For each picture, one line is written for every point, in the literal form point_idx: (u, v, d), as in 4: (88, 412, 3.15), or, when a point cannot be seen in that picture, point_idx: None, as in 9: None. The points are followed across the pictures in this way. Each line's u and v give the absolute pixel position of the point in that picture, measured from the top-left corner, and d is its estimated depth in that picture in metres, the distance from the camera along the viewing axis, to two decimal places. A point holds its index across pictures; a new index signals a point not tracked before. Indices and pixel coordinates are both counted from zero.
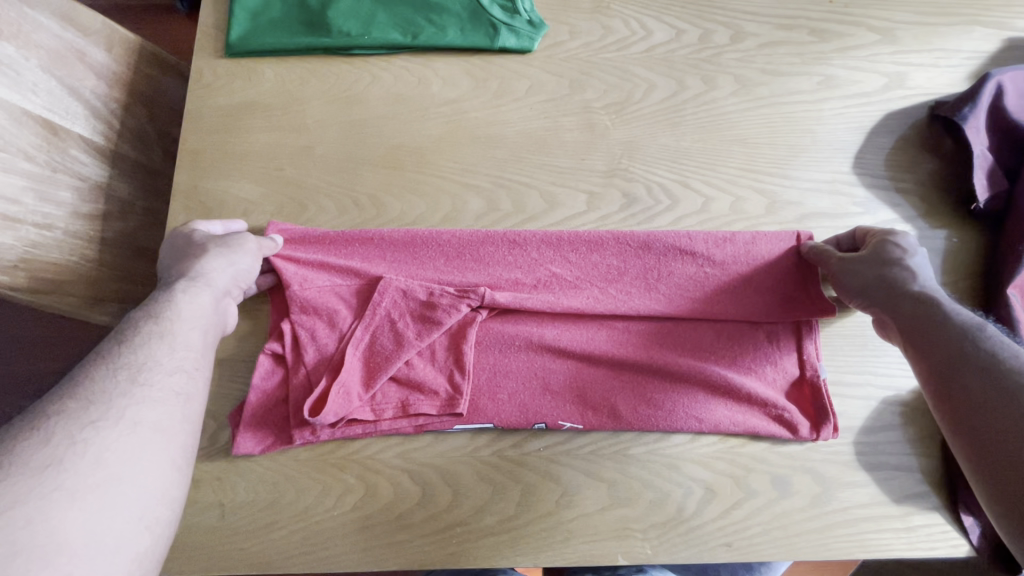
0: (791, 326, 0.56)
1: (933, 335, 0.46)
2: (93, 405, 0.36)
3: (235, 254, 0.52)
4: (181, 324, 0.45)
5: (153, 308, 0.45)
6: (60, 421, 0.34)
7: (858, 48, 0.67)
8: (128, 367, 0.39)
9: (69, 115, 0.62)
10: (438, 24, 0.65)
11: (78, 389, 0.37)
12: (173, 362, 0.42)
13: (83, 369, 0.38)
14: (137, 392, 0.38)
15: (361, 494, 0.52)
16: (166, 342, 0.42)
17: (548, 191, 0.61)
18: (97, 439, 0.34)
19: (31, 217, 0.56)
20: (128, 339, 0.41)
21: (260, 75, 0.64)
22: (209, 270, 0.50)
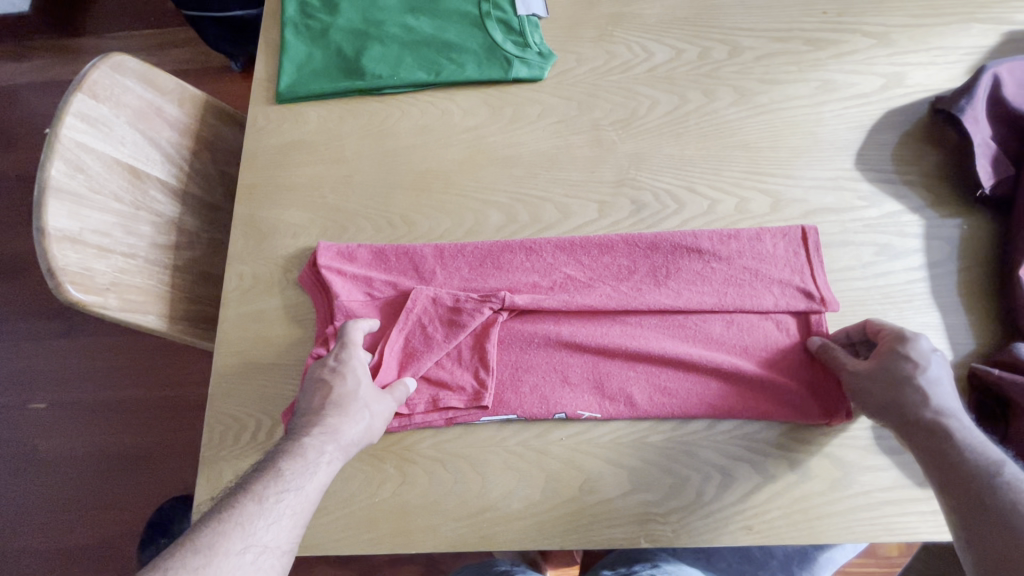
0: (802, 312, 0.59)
1: (950, 454, 0.47)
2: (261, 500, 0.46)
3: (367, 417, 0.53)
4: (315, 471, 0.49)
5: (289, 446, 0.50)
6: (238, 510, 0.45)
7: (854, 53, 0.70)
8: (254, 517, 0.45)
9: (149, 162, 0.73)
10: (458, 61, 0.73)
11: (256, 481, 0.47)
12: (317, 464, 0.49)
13: (266, 461, 0.49)
14: (253, 548, 0.43)
15: (400, 482, 0.57)
16: (292, 496, 0.47)
17: (561, 202, 0.66)
18: (259, 534, 0.44)
19: (119, 248, 0.67)
20: (259, 487, 0.46)
21: (305, 117, 0.73)
22: (344, 421, 0.52)
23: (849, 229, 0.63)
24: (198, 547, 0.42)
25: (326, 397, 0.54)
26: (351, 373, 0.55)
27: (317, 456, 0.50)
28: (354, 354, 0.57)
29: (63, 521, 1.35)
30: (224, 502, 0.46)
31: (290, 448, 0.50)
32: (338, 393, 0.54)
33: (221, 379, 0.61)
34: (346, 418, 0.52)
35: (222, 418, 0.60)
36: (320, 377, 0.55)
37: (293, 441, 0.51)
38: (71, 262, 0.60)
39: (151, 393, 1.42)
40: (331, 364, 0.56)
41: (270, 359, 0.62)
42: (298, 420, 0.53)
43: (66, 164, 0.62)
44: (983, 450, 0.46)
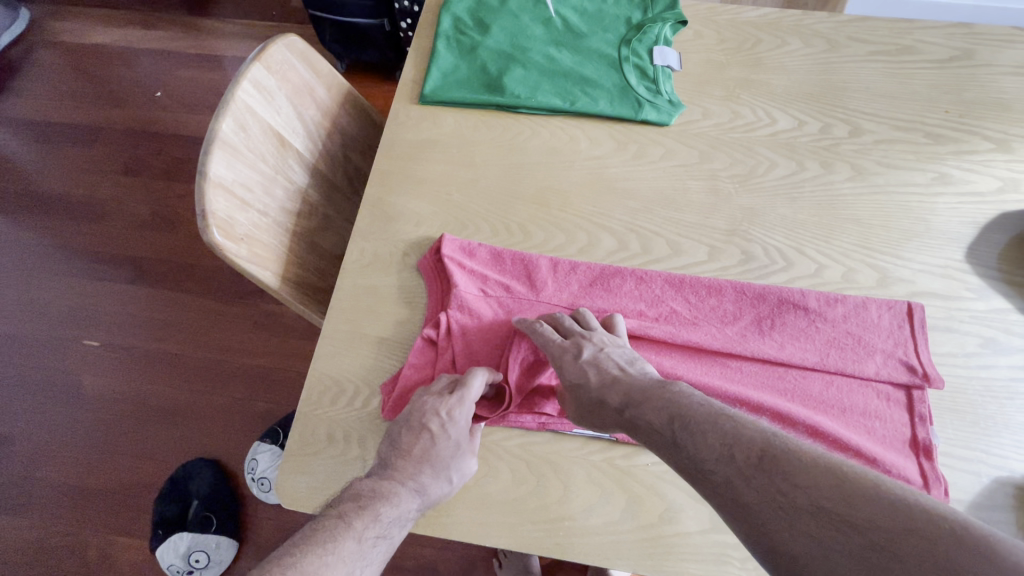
0: (901, 388, 0.60)
1: (720, 489, 0.46)
2: (359, 541, 0.49)
3: (454, 481, 0.55)
4: (404, 523, 0.52)
5: (384, 487, 0.53)
6: (339, 547, 0.48)
7: (973, 153, 0.73)
8: (353, 557, 0.48)
9: (294, 134, 0.79)
10: (592, 95, 0.78)
11: (356, 520, 0.50)
12: (407, 516, 0.53)
13: (364, 499, 0.52)
14: None
15: (483, 474, 0.58)
16: (383, 542, 0.51)
17: (673, 240, 0.69)
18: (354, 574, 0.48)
19: (257, 205, 0.72)
20: (359, 526, 0.50)
21: (442, 120, 0.78)
22: (433, 482, 0.54)
23: (954, 317, 0.64)
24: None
25: (425, 451, 0.56)
26: (454, 436, 0.56)
27: (409, 507, 0.53)
28: (462, 412, 0.56)
29: (90, 459, 1.37)
30: (325, 531, 0.49)
31: (386, 492, 0.53)
32: (435, 453, 0.55)
33: (329, 342, 0.65)
34: (436, 479, 0.54)
35: (324, 379, 0.63)
36: (424, 424, 0.56)
37: (390, 484, 0.54)
38: (220, 209, 0.65)
39: (199, 353, 1.46)
40: (439, 416, 0.56)
41: (376, 332, 0.65)
42: (393, 459, 0.56)
43: (234, 122, 0.68)
44: (740, 479, 0.45)
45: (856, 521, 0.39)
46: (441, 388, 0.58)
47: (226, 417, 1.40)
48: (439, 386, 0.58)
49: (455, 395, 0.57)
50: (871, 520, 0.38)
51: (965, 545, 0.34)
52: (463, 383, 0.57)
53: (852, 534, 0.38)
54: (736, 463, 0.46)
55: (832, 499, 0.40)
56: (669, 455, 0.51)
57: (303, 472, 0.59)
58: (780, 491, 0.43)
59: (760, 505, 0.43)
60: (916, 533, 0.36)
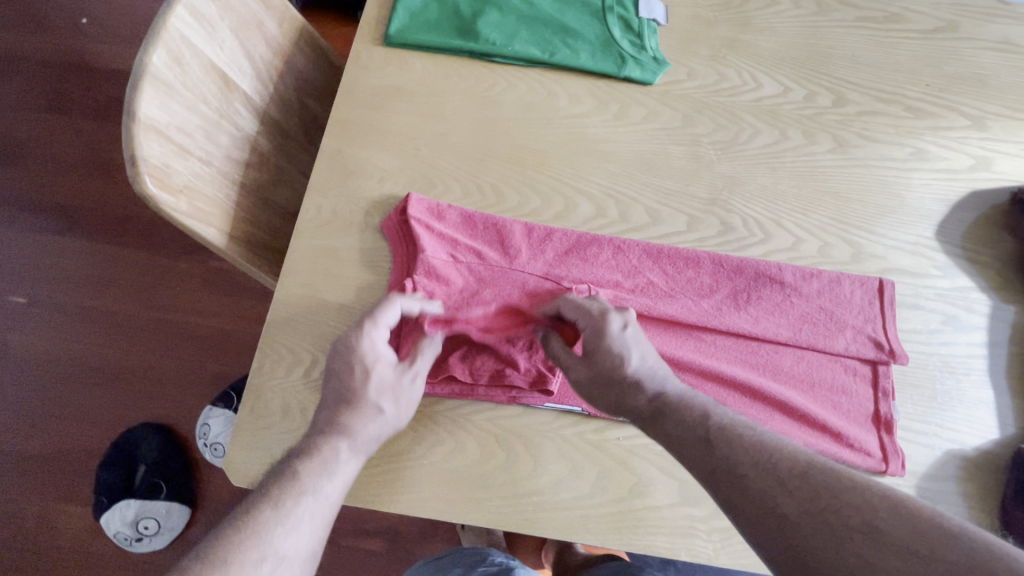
0: (867, 364, 0.61)
1: (747, 498, 0.43)
2: (278, 509, 0.45)
3: (388, 407, 0.52)
4: (334, 474, 0.48)
5: (307, 447, 0.49)
6: (255, 519, 0.43)
7: (949, 129, 0.73)
8: (272, 524, 0.44)
9: (240, 73, 0.70)
10: (573, 46, 0.72)
11: (273, 489, 0.46)
12: (333, 470, 0.48)
13: (283, 467, 0.48)
14: (269, 558, 0.42)
15: (450, 449, 0.55)
16: (310, 501, 0.46)
17: (653, 207, 0.66)
18: (276, 542, 0.43)
19: (197, 152, 0.64)
20: (276, 493, 0.45)
21: (409, 65, 0.71)
22: (361, 418, 0.51)
23: (920, 294, 0.65)
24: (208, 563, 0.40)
25: (345, 398, 0.52)
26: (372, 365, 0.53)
27: (338, 457, 0.49)
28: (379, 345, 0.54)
29: (22, 423, 1.28)
30: (241, 510, 0.44)
31: (307, 450, 0.49)
32: (354, 398, 0.52)
33: (282, 309, 0.59)
34: (361, 412, 0.51)
35: (278, 348, 0.58)
36: (350, 368, 0.52)
37: (313, 442, 0.50)
38: (153, 155, 0.57)
39: (139, 312, 1.35)
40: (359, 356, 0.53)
41: (335, 298, 0.60)
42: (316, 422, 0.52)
43: (167, 54, 0.59)
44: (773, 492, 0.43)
45: (921, 550, 0.36)
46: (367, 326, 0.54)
47: (172, 380, 1.31)
48: (357, 328, 0.53)
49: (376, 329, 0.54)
50: (935, 551, 0.36)
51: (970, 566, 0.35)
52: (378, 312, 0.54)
53: (916, 563, 0.36)
54: (779, 475, 0.43)
55: (884, 519, 0.38)
56: (695, 460, 0.48)
57: (255, 447, 0.55)
58: (831, 510, 0.40)
59: (795, 523, 0.41)
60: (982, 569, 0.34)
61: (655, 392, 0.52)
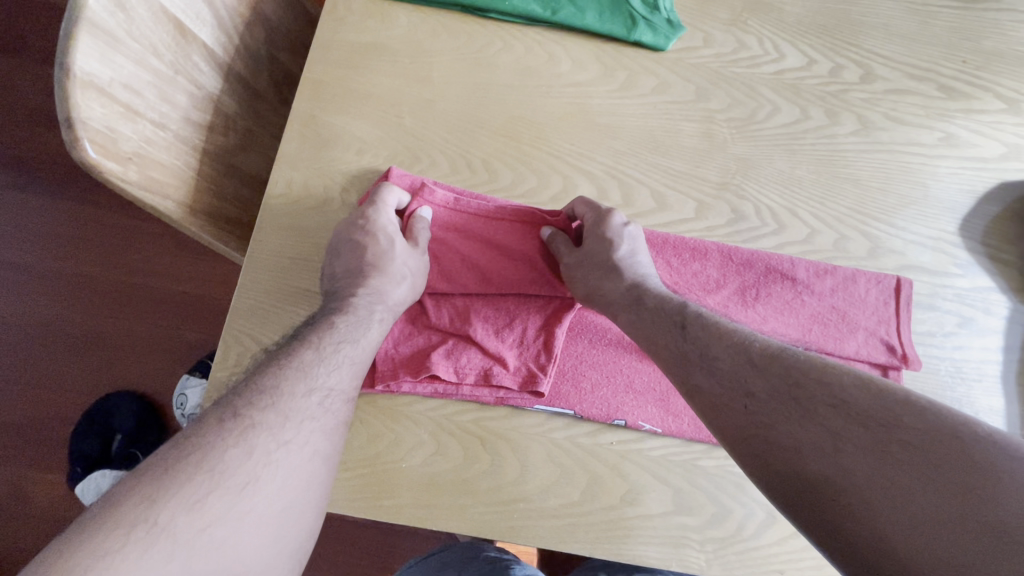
0: (877, 369, 0.57)
1: (714, 383, 0.46)
2: (320, 353, 0.46)
3: (408, 277, 0.54)
4: (367, 329, 0.50)
5: (339, 307, 0.51)
6: (299, 360, 0.44)
7: (983, 112, 0.67)
8: (316, 363, 0.45)
9: (198, 21, 0.61)
10: (579, 3, 0.63)
11: (310, 339, 0.47)
12: (366, 325, 0.50)
13: (315, 323, 0.49)
14: (317, 391, 0.43)
15: (432, 452, 0.52)
16: (349, 348, 0.48)
17: (659, 191, 0.61)
18: (322, 379, 0.44)
19: (149, 113, 0.56)
20: (316, 339, 0.47)
21: (393, 18, 0.63)
22: (386, 282, 0.53)
23: (937, 294, 0.61)
24: (259, 395, 0.41)
25: (372, 288, 0.53)
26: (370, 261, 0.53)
27: (336, 355, 0.46)
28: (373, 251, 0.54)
29: None
30: (280, 353, 0.45)
31: (340, 310, 0.50)
32: (382, 283, 0.52)
33: (249, 295, 0.54)
34: (387, 279, 0.52)
35: (245, 338, 0.53)
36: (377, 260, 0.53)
37: (344, 304, 0.51)
38: (95, 117, 0.50)
39: (102, 273, 1.25)
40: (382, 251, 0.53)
41: (309, 285, 0.55)
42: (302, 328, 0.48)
43: None
44: (739, 375, 0.45)
45: (882, 420, 0.38)
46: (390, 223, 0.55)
47: (141, 347, 1.24)
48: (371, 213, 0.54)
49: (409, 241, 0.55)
50: (895, 419, 0.38)
51: (936, 434, 0.36)
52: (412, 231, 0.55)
53: (874, 429, 0.38)
54: (751, 359, 0.46)
55: (848, 393, 0.41)
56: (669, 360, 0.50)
57: None
58: (796, 387, 0.43)
59: (761, 400, 0.43)
60: (942, 433, 0.36)
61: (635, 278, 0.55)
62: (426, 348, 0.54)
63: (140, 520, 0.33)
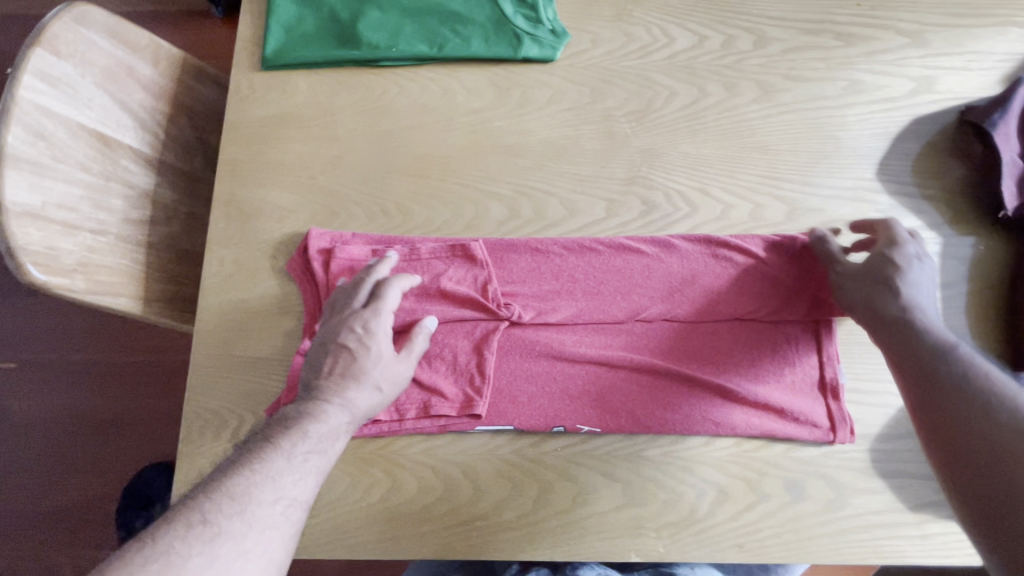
0: (811, 327, 0.58)
1: (923, 369, 0.45)
2: (286, 457, 0.43)
3: (362, 328, 0.52)
4: (336, 431, 0.47)
5: (311, 407, 0.47)
6: (266, 462, 0.42)
7: (886, 52, 0.66)
8: (282, 472, 0.42)
9: (120, 127, 0.66)
10: (463, 35, 0.66)
11: (278, 441, 0.44)
12: (337, 422, 0.47)
13: (281, 425, 0.46)
14: (282, 501, 0.40)
15: (388, 487, 0.55)
16: (317, 455, 0.44)
17: (568, 198, 0.63)
18: (286, 487, 0.41)
19: (88, 224, 0.61)
20: (287, 444, 0.44)
21: (293, 87, 0.66)
22: (354, 364, 0.50)
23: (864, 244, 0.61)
24: (222, 501, 0.39)
25: (348, 368, 0.50)
26: (341, 335, 0.52)
27: (302, 459, 0.43)
28: (335, 322, 0.53)
29: None
30: (248, 456, 0.42)
31: (312, 409, 0.47)
32: (350, 361, 0.50)
33: (201, 371, 0.58)
34: (352, 355, 0.51)
35: (203, 412, 0.58)
36: (340, 341, 0.51)
37: (316, 403, 0.48)
38: (34, 240, 0.55)
39: (79, 356, 1.24)
40: (357, 332, 0.52)
41: (252, 352, 0.59)
42: (269, 424, 0.46)
43: (25, 130, 0.55)
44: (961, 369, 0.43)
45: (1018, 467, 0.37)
46: (343, 306, 0.54)
47: None
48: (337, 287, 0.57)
49: (372, 307, 0.53)
50: None
51: None
52: (377, 297, 0.54)
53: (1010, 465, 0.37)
54: (946, 371, 0.44)
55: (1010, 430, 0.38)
56: (902, 359, 0.47)
57: None
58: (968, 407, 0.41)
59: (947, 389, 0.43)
60: None
61: (907, 279, 0.51)
62: None
63: None
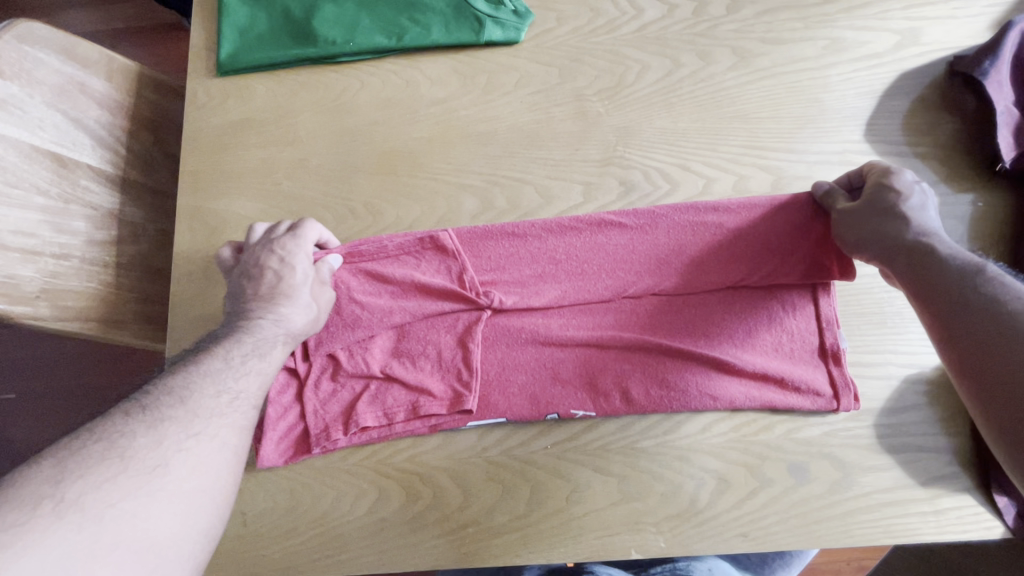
0: (817, 292, 0.54)
1: (954, 297, 0.41)
2: (225, 361, 0.42)
3: (279, 259, 0.52)
4: (273, 343, 0.46)
5: (243, 325, 0.47)
6: (203, 364, 0.41)
7: (866, 6, 0.62)
8: (220, 370, 0.41)
9: (77, 147, 0.64)
10: (422, 23, 0.63)
11: (213, 350, 0.43)
12: (272, 335, 0.47)
13: (213, 342, 0.45)
14: (226, 392, 0.40)
15: (375, 499, 0.53)
16: (256, 359, 0.44)
17: (543, 185, 0.60)
18: (227, 381, 0.40)
19: (49, 249, 0.58)
20: (223, 351, 0.43)
21: (251, 91, 0.64)
22: (288, 280, 0.50)
23: None
24: (163, 396, 0.37)
25: (275, 287, 0.50)
26: (268, 265, 0.51)
27: (241, 360, 0.43)
28: (257, 254, 0.52)
29: None
30: (182, 363, 0.41)
31: (243, 326, 0.47)
32: (277, 283, 0.50)
33: None
34: (277, 277, 0.50)
35: None
36: (262, 263, 0.51)
37: (249, 320, 0.48)
38: None
39: None
40: (276, 253, 0.52)
41: None
42: (203, 343, 0.45)
43: None
44: (995, 289, 0.40)
45: None
46: (259, 237, 0.54)
47: None
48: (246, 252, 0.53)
49: (288, 240, 0.53)
50: None
51: None
52: (295, 226, 0.54)
53: None
54: (971, 292, 0.40)
55: None
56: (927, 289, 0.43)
57: None
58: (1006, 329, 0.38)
59: (983, 313, 0.39)
60: None
61: (918, 203, 0.47)
62: (352, 400, 0.54)
63: (34, 499, 0.29)
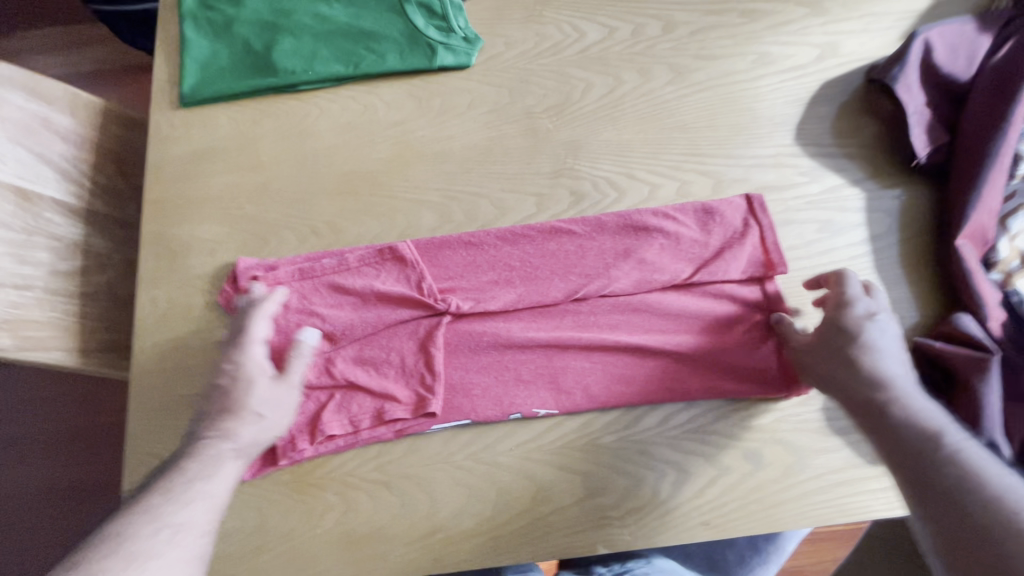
0: (750, 285, 0.59)
1: (894, 431, 0.45)
2: (167, 492, 0.44)
3: (234, 369, 0.52)
4: (221, 465, 0.47)
5: (189, 449, 0.48)
6: (149, 499, 0.43)
7: (789, 23, 0.68)
8: (162, 505, 0.42)
9: (41, 180, 0.65)
10: (378, 51, 0.67)
11: (157, 484, 0.44)
12: (218, 453, 0.48)
13: (160, 476, 0.46)
14: (166, 527, 0.41)
15: (343, 511, 0.53)
16: (202, 483, 0.45)
17: (498, 198, 0.63)
18: (172, 517, 0.42)
19: (11, 280, 0.58)
20: (166, 484, 0.44)
21: (213, 120, 0.66)
22: (237, 422, 0.49)
23: (792, 207, 0.62)
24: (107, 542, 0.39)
25: (226, 403, 0.50)
26: (223, 378, 0.51)
27: (184, 489, 0.44)
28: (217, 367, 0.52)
29: None
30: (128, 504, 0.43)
31: (189, 450, 0.48)
32: (228, 401, 0.50)
33: (142, 416, 0.57)
34: (230, 391, 0.51)
35: (147, 458, 0.56)
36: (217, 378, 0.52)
37: (194, 444, 0.48)
38: None
39: None
40: (232, 365, 0.52)
41: (194, 391, 0.58)
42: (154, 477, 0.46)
43: None
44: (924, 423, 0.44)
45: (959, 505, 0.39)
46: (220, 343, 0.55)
47: None
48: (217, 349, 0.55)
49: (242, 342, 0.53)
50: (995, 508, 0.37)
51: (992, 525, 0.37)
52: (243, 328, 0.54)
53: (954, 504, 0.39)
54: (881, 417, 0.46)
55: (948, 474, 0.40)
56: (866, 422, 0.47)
57: None
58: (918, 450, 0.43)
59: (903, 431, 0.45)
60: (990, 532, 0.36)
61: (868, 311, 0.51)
62: (318, 411, 0.56)
63: None
